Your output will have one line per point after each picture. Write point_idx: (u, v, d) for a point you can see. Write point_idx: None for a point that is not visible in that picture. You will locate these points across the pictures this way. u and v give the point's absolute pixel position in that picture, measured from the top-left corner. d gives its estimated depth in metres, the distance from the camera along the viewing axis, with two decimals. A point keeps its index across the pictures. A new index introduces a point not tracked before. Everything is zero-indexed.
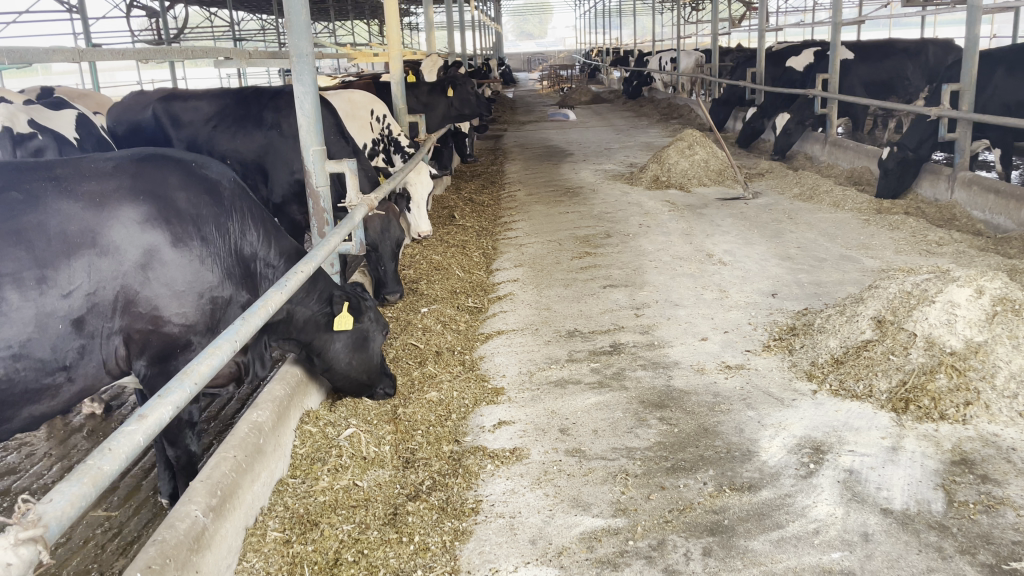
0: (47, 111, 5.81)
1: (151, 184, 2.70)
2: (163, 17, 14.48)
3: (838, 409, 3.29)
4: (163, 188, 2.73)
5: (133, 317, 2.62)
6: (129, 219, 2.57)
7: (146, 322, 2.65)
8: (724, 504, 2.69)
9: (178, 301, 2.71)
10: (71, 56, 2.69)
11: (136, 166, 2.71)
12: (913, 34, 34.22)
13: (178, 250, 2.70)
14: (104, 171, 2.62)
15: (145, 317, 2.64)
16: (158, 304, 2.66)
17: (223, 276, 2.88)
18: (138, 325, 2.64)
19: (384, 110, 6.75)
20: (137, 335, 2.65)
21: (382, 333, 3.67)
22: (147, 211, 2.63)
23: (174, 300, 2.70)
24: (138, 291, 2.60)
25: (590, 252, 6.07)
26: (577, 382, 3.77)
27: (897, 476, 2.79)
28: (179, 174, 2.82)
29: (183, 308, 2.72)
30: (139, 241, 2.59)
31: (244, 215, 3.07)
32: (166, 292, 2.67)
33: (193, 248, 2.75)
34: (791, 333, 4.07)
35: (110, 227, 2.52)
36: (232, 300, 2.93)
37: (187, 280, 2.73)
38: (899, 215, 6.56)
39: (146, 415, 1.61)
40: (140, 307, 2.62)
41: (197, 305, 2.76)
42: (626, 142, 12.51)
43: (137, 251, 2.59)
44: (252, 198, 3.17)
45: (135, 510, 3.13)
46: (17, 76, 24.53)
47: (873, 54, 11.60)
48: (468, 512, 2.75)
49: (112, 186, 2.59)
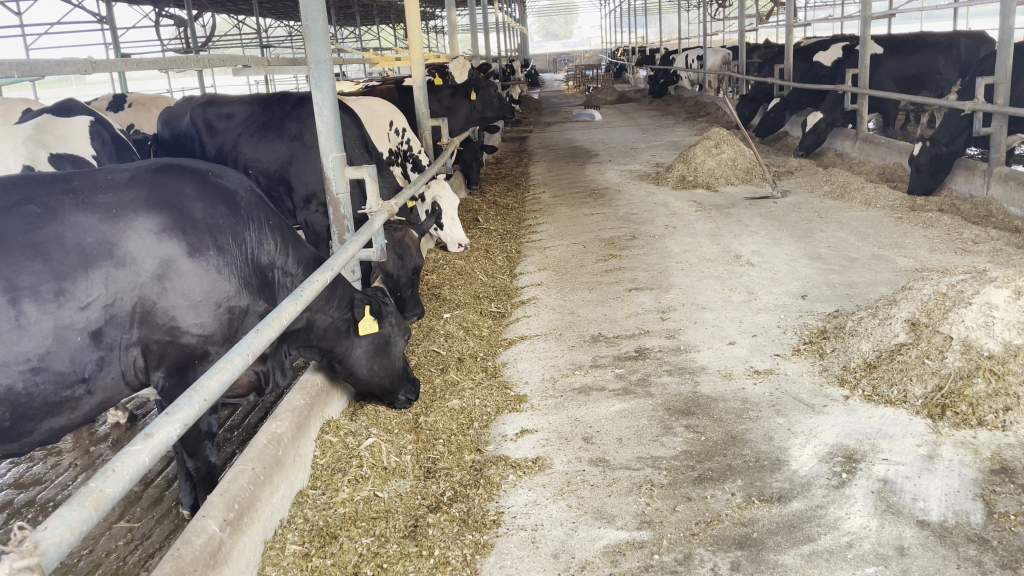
0: (59, 120, 5.93)
1: (167, 194, 2.68)
2: (192, 26, 14.58)
3: (871, 416, 3.19)
4: (179, 198, 2.70)
5: (151, 328, 2.59)
6: (146, 230, 2.55)
7: (164, 333, 2.62)
8: (752, 516, 2.60)
9: (195, 312, 2.67)
10: (82, 67, 2.64)
11: (151, 177, 2.70)
12: (944, 24, 33.54)
13: (195, 260, 2.66)
14: (120, 182, 2.61)
15: (163, 328, 2.61)
16: (175, 315, 2.63)
17: (241, 286, 2.84)
18: (156, 336, 2.61)
19: (404, 124, 6.69)
20: (155, 347, 2.62)
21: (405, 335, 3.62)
22: (163, 221, 2.61)
23: (192, 310, 2.66)
24: (155, 302, 2.58)
25: (615, 254, 5.99)
26: (601, 389, 3.70)
27: (934, 487, 2.68)
28: (195, 184, 2.80)
29: (200, 318, 2.69)
30: (156, 251, 2.56)
31: (262, 224, 3.05)
32: (184, 303, 2.63)
33: (210, 258, 2.71)
34: (822, 336, 3.97)
35: (127, 238, 2.51)
36: (249, 310, 2.89)
37: (204, 290, 2.69)
38: (934, 213, 6.40)
39: (153, 433, 1.57)
40: (158, 319, 2.59)
41: (214, 316, 2.73)
42: (652, 141, 12.40)
43: (155, 261, 2.56)
44: (270, 207, 3.14)
45: (158, 519, 3.13)
46: (52, 86, 24.95)
47: (904, 48, 11.37)
48: (489, 524, 2.70)
49: (128, 197, 2.58)
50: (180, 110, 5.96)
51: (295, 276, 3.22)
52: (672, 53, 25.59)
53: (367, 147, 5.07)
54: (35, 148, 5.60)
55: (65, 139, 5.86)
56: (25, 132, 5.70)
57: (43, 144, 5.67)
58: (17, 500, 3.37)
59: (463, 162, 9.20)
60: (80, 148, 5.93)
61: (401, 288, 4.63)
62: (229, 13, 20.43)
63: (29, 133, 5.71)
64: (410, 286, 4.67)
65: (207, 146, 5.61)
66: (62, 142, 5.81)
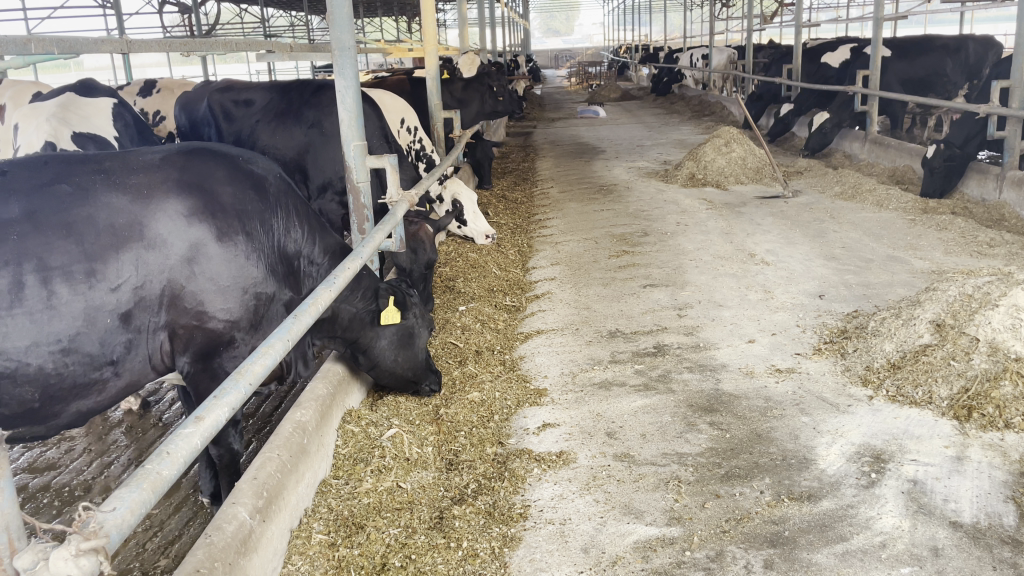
0: (82, 101, 6.00)
1: (197, 177, 2.65)
2: (197, 12, 14.42)
3: (896, 416, 3.17)
4: (209, 182, 2.67)
5: (179, 312, 2.56)
6: (176, 212, 2.51)
7: (191, 317, 2.59)
8: (783, 514, 2.59)
9: (222, 297, 2.64)
10: (119, 46, 2.59)
11: (182, 160, 2.66)
12: (949, 29, 33.52)
13: (224, 245, 2.63)
14: (151, 163, 2.58)
15: (191, 312, 2.58)
16: (203, 300, 2.59)
17: (268, 273, 2.81)
18: (183, 320, 2.58)
19: (415, 121, 6.59)
20: (182, 331, 2.59)
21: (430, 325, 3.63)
22: (193, 205, 2.57)
23: (219, 295, 2.63)
24: (183, 286, 2.54)
25: (628, 251, 5.97)
26: (622, 384, 3.67)
27: (965, 488, 2.67)
28: (225, 168, 2.76)
29: (227, 304, 2.65)
30: (186, 235, 2.53)
31: (289, 211, 3.01)
32: (212, 287, 2.60)
33: (239, 244, 2.68)
34: (842, 336, 3.95)
35: (157, 220, 2.47)
36: (275, 297, 2.85)
37: (232, 276, 2.65)
38: (947, 215, 6.39)
39: (204, 416, 1.55)
40: (185, 303, 2.56)
41: (241, 302, 2.69)
42: (658, 139, 12.37)
43: (184, 245, 2.52)
44: (298, 194, 3.11)
45: (175, 507, 3.09)
46: (53, 72, 24.76)
47: (912, 50, 11.35)
48: (516, 517, 2.67)
49: (159, 178, 2.55)
50: (199, 96, 5.94)
51: (321, 265, 3.19)
52: (676, 52, 25.53)
53: (387, 138, 5.04)
54: (60, 125, 5.64)
55: (87, 120, 5.90)
56: (49, 110, 5.74)
57: (66, 122, 5.71)
58: (32, 484, 3.34)
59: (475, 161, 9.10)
60: (102, 129, 5.98)
61: (416, 283, 4.56)
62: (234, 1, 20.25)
63: (53, 110, 5.75)
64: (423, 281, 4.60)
65: (225, 134, 5.58)
66: (85, 122, 5.85)
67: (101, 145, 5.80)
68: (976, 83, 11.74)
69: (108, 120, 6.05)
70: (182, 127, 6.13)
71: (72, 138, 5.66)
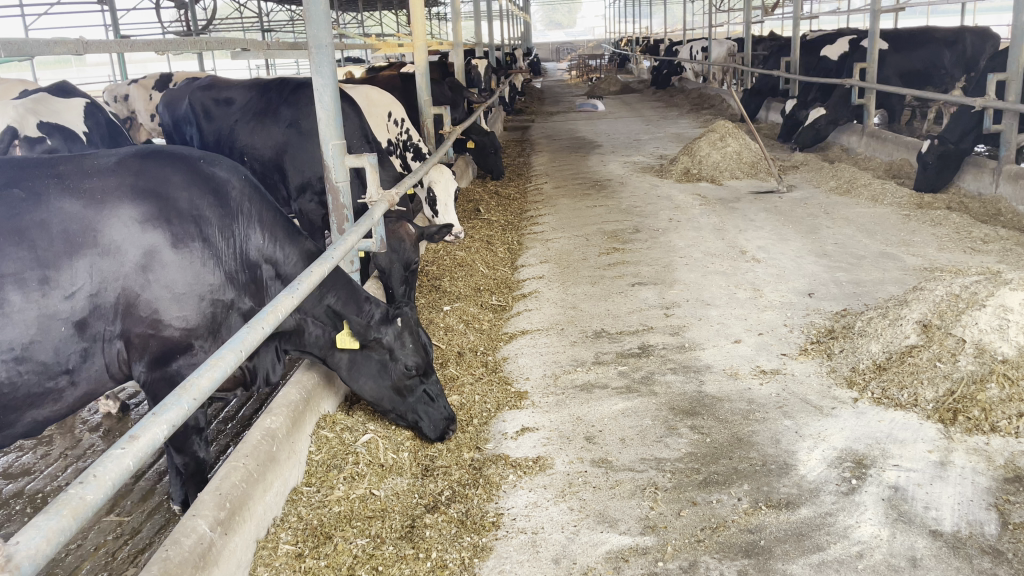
0: (55, 101, 6.45)
1: (153, 182, 2.67)
2: (193, 8, 14.42)
3: (880, 419, 3.11)
4: (165, 186, 2.69)
5: (133, 321, 2.58)
6: (130, 219, 2.55)
7: (146, 326, 2.60)
8: (760, 522, 2.53)
9: (178, 305, 2.66)
10: (72, 48, 2.52)
11: (139, 164, 2.68)
12: (951, 20, 33.34)
13: (179, 252, 2.65)
14: (106, 167, 2.60)
15: (146, 320, 2.60)
16: (158, 308, 2.61)
17: (227, 280, 2.82)
18: (137, 329, 2.59)
19: (402, 113, 6.51)
20: (136, 340, 2.61)
21: (414, 355, 3.23)
22: (146, 211, 2.60)
23: (173, 303, 2.65)
24: (138, 294, 2.57)
25: (619, 248, 5.90)
26: (604, 387, 3.61)
27: (947, 494, 2.61)
28: (183, 171, 2.78)
29: (183, 311, 2.67)
30: (140, 241, 2.56)
31: (254, 214, 3.01)
32: (166, 295, 2.62)
33: (195, 250, 2.70)
34: (829, 336, 3.89)
35: (110, 226, 2.51)
36: (234, 305, 2.86)
37: (188, 282, 2.67)
38: (942, 211, 6.31)
39: (139, 435, 1.49)
40: (140, 311, 2.58)
41: (198, 309, 2.70)
42: (654, 133, 12.29)
43: (138, 251, 2.56)
44: (265, 196, 3.10)
45: (148, 514, 3.05)
46: (52, 69, 24.77)
47: (911, 42, 11.24)
48: (488, 526, 2.62)
49: (113, 183, 2.57)
50: (181, 94, 5.95)
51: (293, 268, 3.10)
52: (675, 45, 25.44)
53: (368, 137, 4.99)
54: (26, 115, 6.08)
55: (57, 114, 6.34)
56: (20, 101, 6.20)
57: (34, 112, 6.15)
58: (6, 491, 3.30)
59: (480, 147, 9.15)
60: (73, 123, 6.41)
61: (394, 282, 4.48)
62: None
63: (25, 102, 6.23)
64: (403, 282, 4.53)
65: (206, 133, 5.59)
66: (55, 115, 6.30)
67: (67, 137, 6.25)
68: (973, 75, 11.66)
69: (79, 121, 6.51)
70: (164, 125, 6.14)
71: (37, 127, 6.09)
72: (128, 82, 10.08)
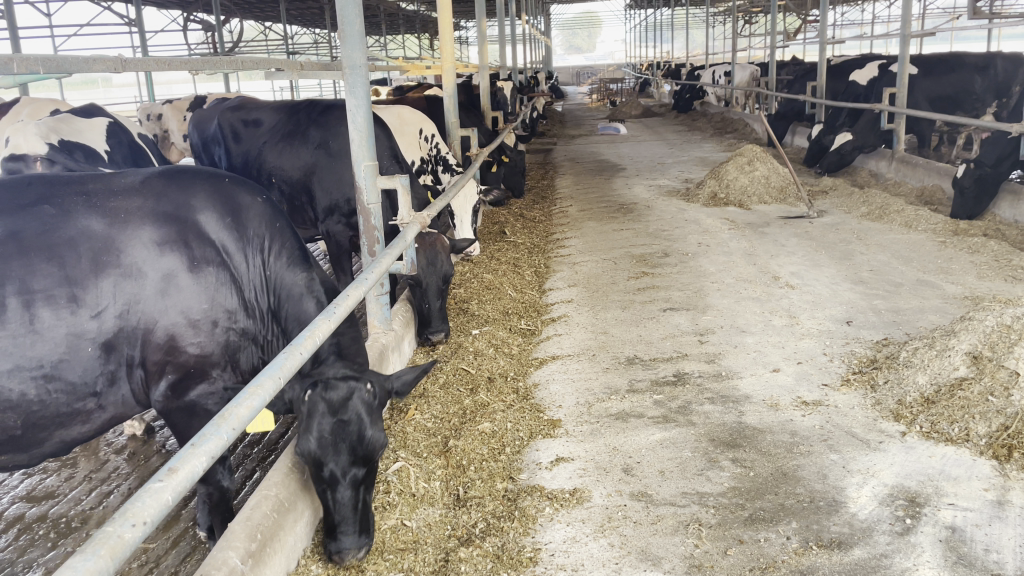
0: (77, 121, 6.51)
1: (173, 204, 2.73)
2: (220, 29, 14.53)
3: (932, 455, 2.99)
4: (186, 208, 2.75)
5: (150, 348, 2.60)
6: (149, 241, 2.61)
7: (162, 352, 2.61)
8: (812, 563, 2.41)
9: (194, 330, 2.67)
10: (112, 65, 2.49)
11: (162, 185, 2.76)
12: (977, 44, 33.12)
13: (196, 276, 2.69)
14: (131, 188, 2.69)
15: (163, 346, 2.61)
16: (175, 333, 2.63)
17: (242, 307, 2.84)
18: (154, 356, 2.61)
19: (433, 130, 6.45)
20: (153, 366, 2.62)
21: (313, 441, 2.44)
22: (166, 234, 2.66)
23: (190, 329, 2.66)
24: (155, 319, 2.60)
25: (647, 272, 5.80)
26: (640, 416, 3.51)
27: (1007, 536, 2.48)
28: (204, 193, 2.83)
29: (199, 338, 2.68)
30: (159, 264, 2.62)
31: (270, 236, 3.03)
32: (183, 320, 2.64)
33: (211, 275, 2.73)
34: (872, 366, 3.77)
35: (131, 247, 2.58)
36: (248, 334, 2.88)
37: (203, 308, 2.69)
38: (979, 237, 6.17)
39: (177, 468, 1.41)
40: (157, 337, 2.60)
41: (214, 336, 2.71)
42: (679, 157, 12.21)
43: (157, 274, 2.61)
44: (287, 221, 3.15)
45: (173, 542, 2.97)
46: (78, 90, 25.11)
47: (941, 67, 11.13)
48: (526, 562, 2.52)
49: (136, 204, 2.66)
50: (210, 114, 6.00)
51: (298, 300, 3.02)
52: (698, 68, 25.43)
53: (397, 159, 4.96)
54: (49, 132, 6.19)
55: (79, 132, 6.43)
56: (44, 120, 6.31)
57: (55, 130, 6.24)
58: (28, 514, 3.23)
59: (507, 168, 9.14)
60: (94, 142, 6.48)
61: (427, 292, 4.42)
62: (257, 20, 20.37)
63: (48, 121, 6.33)
64: (438, 296, 4.46)
65: (234, 153, 5.62)
66: (76, 133, 6.38)
67: (87, 154, 6.32)
68: (1005, 101, 11.51)
69: (101, 141, 6.55)
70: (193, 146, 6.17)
71: (59, 144, 6.17)
72: (164, 101, 10.25)
